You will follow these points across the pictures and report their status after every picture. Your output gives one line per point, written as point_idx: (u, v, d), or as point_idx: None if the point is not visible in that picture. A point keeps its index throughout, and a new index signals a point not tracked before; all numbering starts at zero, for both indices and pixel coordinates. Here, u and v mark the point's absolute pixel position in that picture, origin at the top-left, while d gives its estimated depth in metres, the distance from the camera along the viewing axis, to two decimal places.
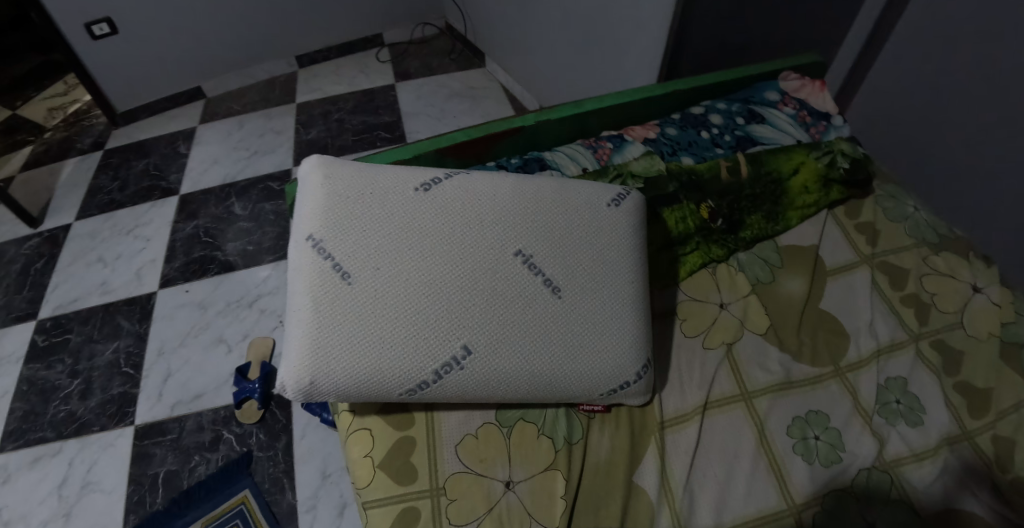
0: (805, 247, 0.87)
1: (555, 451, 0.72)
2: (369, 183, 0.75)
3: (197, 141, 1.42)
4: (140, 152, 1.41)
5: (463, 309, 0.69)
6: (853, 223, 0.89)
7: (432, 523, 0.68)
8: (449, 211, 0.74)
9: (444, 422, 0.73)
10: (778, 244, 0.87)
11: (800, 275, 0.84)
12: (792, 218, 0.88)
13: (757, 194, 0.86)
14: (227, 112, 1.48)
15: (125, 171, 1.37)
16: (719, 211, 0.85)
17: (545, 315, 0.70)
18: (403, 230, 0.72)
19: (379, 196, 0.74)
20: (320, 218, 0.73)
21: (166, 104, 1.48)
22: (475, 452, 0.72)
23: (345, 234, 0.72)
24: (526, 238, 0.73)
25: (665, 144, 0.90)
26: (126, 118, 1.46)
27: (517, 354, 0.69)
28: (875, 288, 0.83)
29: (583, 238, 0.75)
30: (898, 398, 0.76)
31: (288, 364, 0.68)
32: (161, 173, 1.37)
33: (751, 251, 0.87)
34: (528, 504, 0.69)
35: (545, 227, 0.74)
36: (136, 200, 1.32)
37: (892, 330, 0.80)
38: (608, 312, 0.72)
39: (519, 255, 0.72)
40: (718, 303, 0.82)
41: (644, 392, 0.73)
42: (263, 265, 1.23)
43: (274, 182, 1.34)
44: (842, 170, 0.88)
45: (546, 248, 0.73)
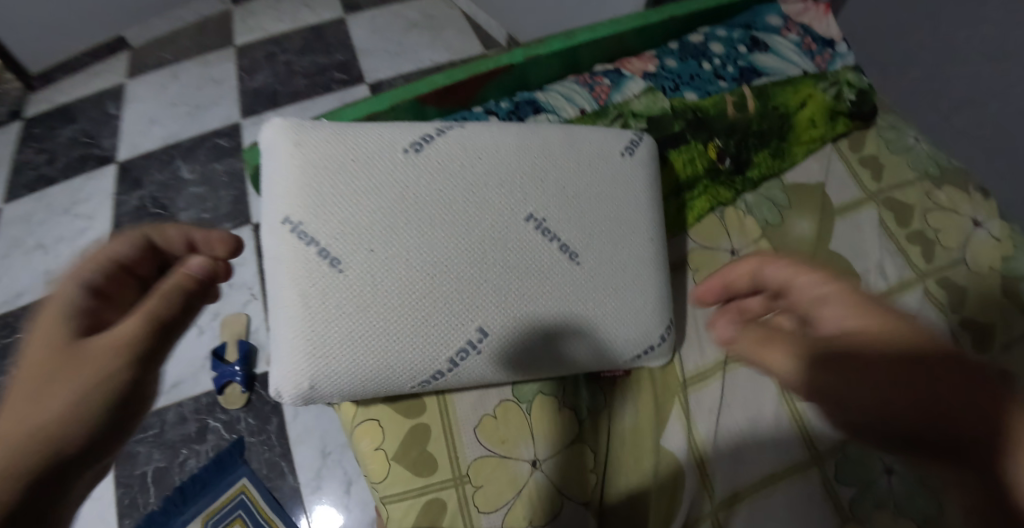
0: (812, 185, 0.83)
1: (579, 423, 0.69)
2: (350, 150, 0.66)
3: (130, 100, 1.25)
4: (64, 117, 1.23)
5: (475, 288, 0.63)
6: (855, 160, 0.85)
7: (459, 511, 0.66)
8: (447, 177, 0.66)
9: (458, 403, 0.69)
10: (784, 182, 0.83)
11: (809, 215, 0.81)
12: (798, 154, 0.84)
13: (764, 130, 0.81)
14: (157, 62, 1.30)
15: (50, 141, 1.21)
16: (727, 150, 0.80)
17: (562, 285, 0.65)
18: (398, 203, 0.64)
19: (363, 165, 0.65)
20: (298, 195, 0.64)
21: (88, 59, 1.29)
22: (495, 432, 0.68)
23: (330, 213, 0.63)
24: (535, 201, 0.67)
25: (666, 79, 0.84)
26: (44, 80, 1.26)
27: (539, 331, 0.64)
28: (882, 226, 0.81)
29: (596, 196, 0.69)
30: None
31: (284, 368, 0.61)
32: (93, 140, 1.21)
33: (757, 192, 0.82)
34: (558, 482, 0.66)
35: (554, 187, 0.68)
36: (68, 173, 1.17)
37: (900, 269, 0.79)
38: (627, 274, 0.68)
39: (531, 220, 0.66)
40: (729, 249, 0.79)
41: (666, 353, 0.70)
42: (223, 232, 1.12)
43: (223, 139, 1.21)
44: (848, 103, 0.84)
45: (559, 210, 0.67)
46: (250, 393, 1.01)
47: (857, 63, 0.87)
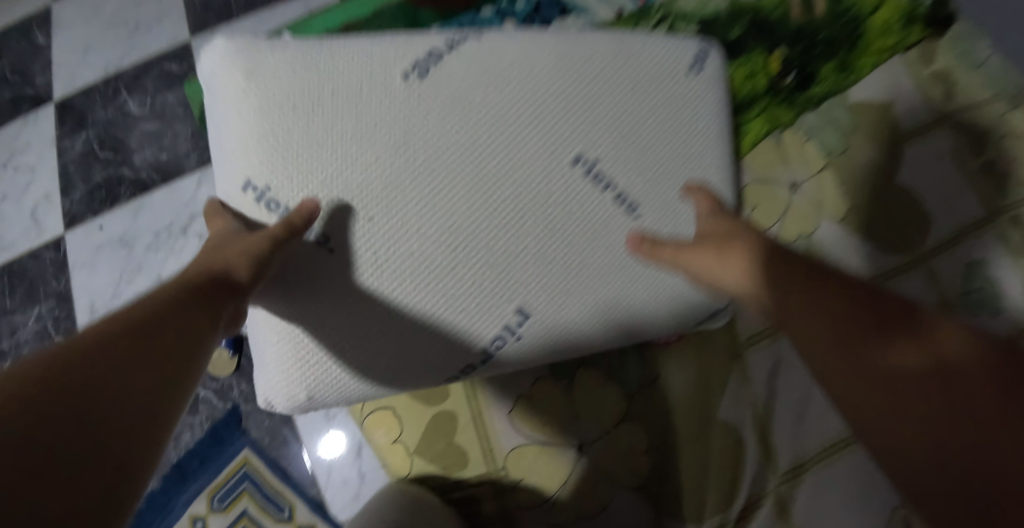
0: (878, 104, 0.68)
1: (626, 401, 0.62)
2: (331, 85, 0.51)
3: (58, 22, 1.06)
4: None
5: (512, 256, 0.52)
6: (921, 76, 0.68)
7: (500, 504, 0.62)
8: (464, 115, 0.53)
9: (486, 389, 0.64)
10: (847, 100, 0.69)
11: (877, 139, 0.67)
12: (867, 64, 0.69)
13: (833, 37, 0.69)
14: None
15: None
16: (791, 62, 0.69)
17: (615, 245, 0.54)
18: (404, 153, 0.51)
19: (352, 105, 0.51)
20: (270, 151, 0.50)
21: None
22: (529, 420, 0.63)
23: (317, 173, 0.50)
24: (580, 140, 0.54)
25: None
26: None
27: (589, 303, 0.54)
28: (954, 156, 0.66)
29: (651, 130, 0.56)
30: (977, 286, 0.64)
31: (268, 377, 0.50)
32: (24, 75, 1.03)
33: (819, 112, 0.69)
34: (606, 467, 0.60)
35: (598, 121, 0.55)
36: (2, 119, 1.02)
37: (971, 207, 0.65)
38: (692, 227, 0.56)
39: (578, 163, 0.54)
40: (788, 182, 0.68)
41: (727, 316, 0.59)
42: (186, 175, 0.97)
43: (173, 64, 1.02)
44: (927, 6, 0.69)
45: (610, 150, 0.55)
46: (238, 357, 0.91)
47: None
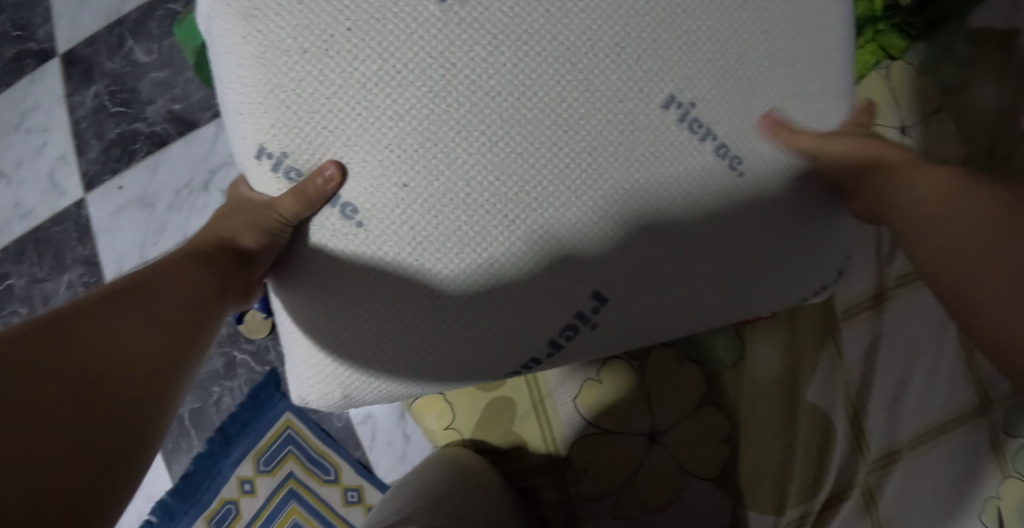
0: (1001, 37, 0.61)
1: (707, 381, 0.66)
2: (337, 9, 0.38)
3: None
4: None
5: (584, 233, 0.41)
6: None
7: (560, 489, 0.66)
8: (516, 46, 0.39)
9: (548, 376, 0.69)
10: (967, 30, 0.62)
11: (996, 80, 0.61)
12: None
13: None
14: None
15: None
16: None
17: (716, 216, 0.44)
18: (439, 103, 0.39)
19: (366, 37, 0.38)
20: (273, 108, 0.39)
21: None
22: (597, 402, 0.67)
23: (333, 134, 0.39)
24: (673, 77, 0.42)
25: None
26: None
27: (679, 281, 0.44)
28: None
29: (761, 64, 0.45)
30: None
31: (300, 375, 0.45)
32: (23, 24, 0.96)
33: (933, 43, 0.63)
34: (678, 451, 0.65)
35: (699, 50, 0.42)
36: (6, 74, 0.95)
37: None
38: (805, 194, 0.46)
39: (672, 108, 0.42)
40: (897, 128, 0.63)
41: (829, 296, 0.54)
42: (203, 127, 0.90)
43: (178, 3, 0.93)
44: None
45: (712, 89, 0.43)
46: (271, 318, 0.89)
47: None
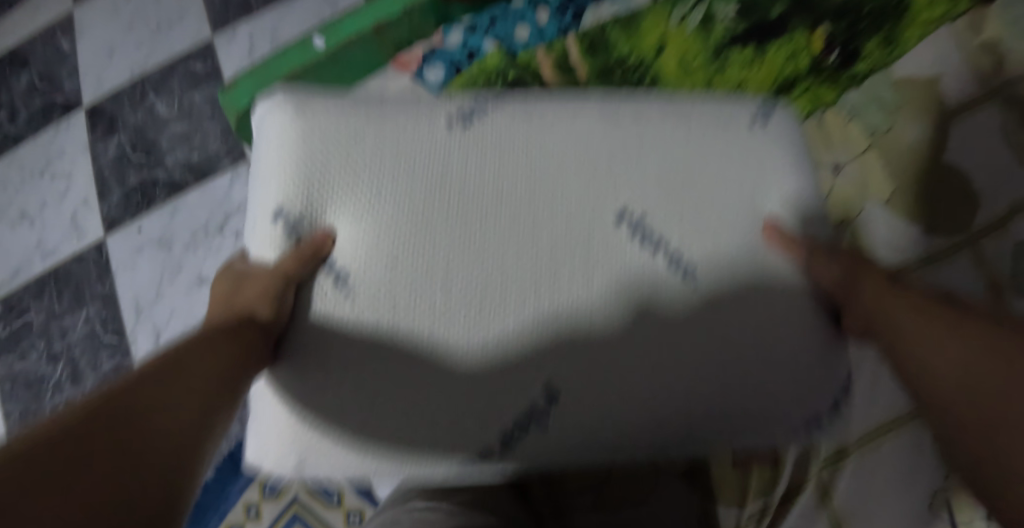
0: (923, 79, 0.66)
1: None
2: (368, 129, 0.47)
3: (81, 27, 1.08)
4: (15, 60, 1.08)
5: (543, 320, 0.43)
6: (976, 42, 0.67)
7: None
8: (507, 161, 0.48)
9: None
10: (892, 76, 0.67)
11: (923, 117, 0.65)
12: (913, 35, 0.67)
13: (880, 8, 0.67)
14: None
15: (5, 90, 1.06)
16: (835, 38, 0.67)
17: (674, 315, 0.44)
18: (431, 189, 0.46)
19: (386, 149, 0.47)
20: (294, 181, 0.46)
21: None
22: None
23: (337, 209, 0.46)
24: (630, 190, 0.47)
25: None
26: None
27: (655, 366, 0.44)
28: (1005, 133, 0.64)
29: (718, 184, 0.48)
30: None
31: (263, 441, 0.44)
32: (53, 83, 1.05)
33: (860, 88, 0.68)
34: None
35: (657, 167, 0.48)
36: (36, 126, 1.04)
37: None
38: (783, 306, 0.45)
39: (621, 218, 0.46)
40: (830, 165, 0.67)
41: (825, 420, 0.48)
42: (219, 175, 0.98)
43: (197, 63, 1.03)
44: None
45: (661, 202, 0.47)
46: None
47: None
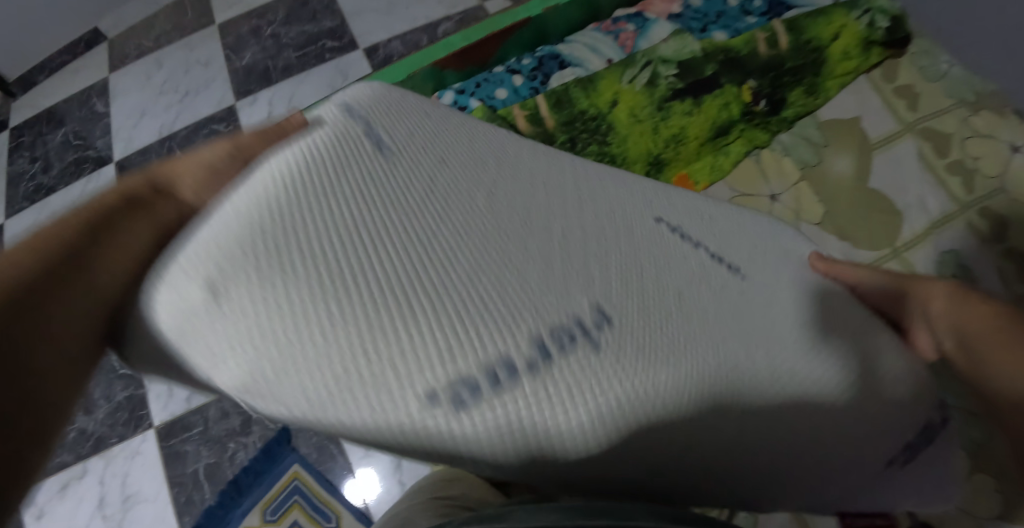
0: (847, 121, 0.79)
1: None
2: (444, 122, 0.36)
3: (115, 94, 1.22)
4: (52, 122, 1.21)
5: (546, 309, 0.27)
6: (894, 85, 0.81)
7: None
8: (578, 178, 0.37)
9: None
10: (819, 119, 0.80)
11: (847, 152, 0.78)
12: (832, 88, 0.80)
13: (799, 66, 0.78)
14: (139, 51, 1.26)
15: (43, 148, 1.19)
16: (761, 91, 0.77)
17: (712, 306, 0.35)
18: (467, 163, 0.32)
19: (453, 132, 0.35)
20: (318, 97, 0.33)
21: (66, 57, 1.26)
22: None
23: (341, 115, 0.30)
24: (662, 206, 0.41)
25: (693, 19, 0.80)
26: (23, 86, 1.25)
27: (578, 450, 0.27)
28: (921, 160, 0.77)
29: (732, 227, 0.46)
30: (954, 272, 0.72)
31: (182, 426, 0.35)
32: (86, 141, 1.18)
33: (793, 131, 0.79)
34: None
35: (691, 208, 0.44)
36: (67, 179, 1.14)
37: (941, 201, 0.75)
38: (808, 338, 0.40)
39: (660, 222, 0.39)
40: (768, 194, 0.78)
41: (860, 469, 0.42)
42: None
43: (219, 124, 1.15)
44: (883, 30, 0.79)
45: (699, 227, 0.42)
46: None
47: None
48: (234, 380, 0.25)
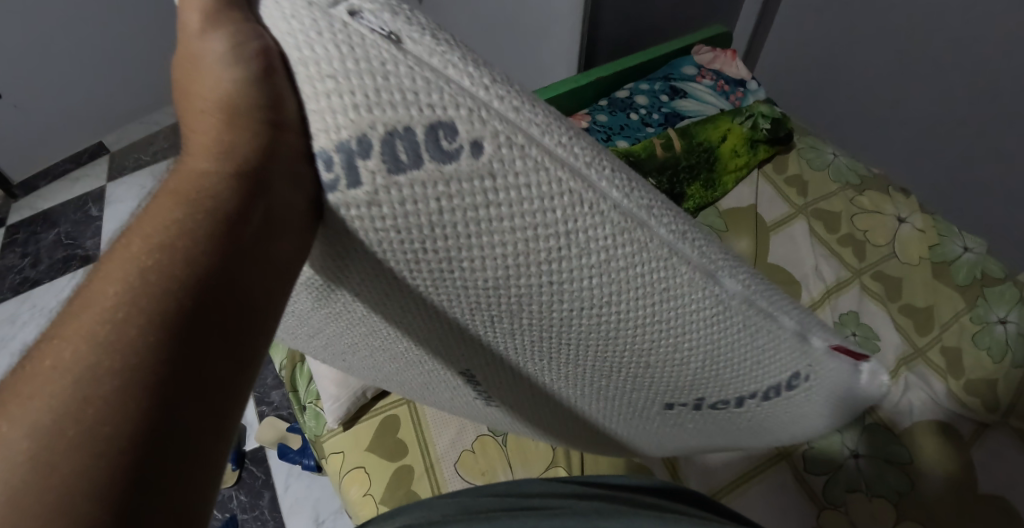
0: (743, 208, 0.91)
1: (552, 450, 0.77)
2: None
3: (109, 201, 1.41)
4: (47, 223, 1.38)
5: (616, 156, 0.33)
6: (788, 174, 0.95)
7: None
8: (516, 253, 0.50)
9: (437, 442, 0.80)
10: (720, 209, 0.92)
11: (744, 234, 0.89)
12: (728, 182, 0.92)
13: (693, 164, 0.90)
14: (136, 164, 1.47)
15: (34, 245, 1.34)
16: (661, 188, 0.88)
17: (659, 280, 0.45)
18: None
19: None
20: None
21: (69, 166, 1.47)
22: (475, 465, 0.78)
23: None
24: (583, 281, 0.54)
25: (599, 132, 0.92)
26: (24, 188, 1.44)
27: (641, 193, 0.30)
28: (813, 234, 0.89)
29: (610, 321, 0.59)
30: (853, 330, 0.81)
31: (425, 345, 0.40)
32: (76, 242, 1.34)
33: (696, 221, 0.90)
34: None
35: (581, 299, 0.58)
36: (55, 273, 1.29)
37: (835, 269, 0.86)
38: (802, 412, 0.47)
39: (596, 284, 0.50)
40: None
41: (770, 436, 0.57)
42: None
43: None
44: (765, 130, 0.93)
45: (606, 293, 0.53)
46: (240, 470, 1.01)
47: (767, 97, 0.98)
48: (371, 32, 0.25)
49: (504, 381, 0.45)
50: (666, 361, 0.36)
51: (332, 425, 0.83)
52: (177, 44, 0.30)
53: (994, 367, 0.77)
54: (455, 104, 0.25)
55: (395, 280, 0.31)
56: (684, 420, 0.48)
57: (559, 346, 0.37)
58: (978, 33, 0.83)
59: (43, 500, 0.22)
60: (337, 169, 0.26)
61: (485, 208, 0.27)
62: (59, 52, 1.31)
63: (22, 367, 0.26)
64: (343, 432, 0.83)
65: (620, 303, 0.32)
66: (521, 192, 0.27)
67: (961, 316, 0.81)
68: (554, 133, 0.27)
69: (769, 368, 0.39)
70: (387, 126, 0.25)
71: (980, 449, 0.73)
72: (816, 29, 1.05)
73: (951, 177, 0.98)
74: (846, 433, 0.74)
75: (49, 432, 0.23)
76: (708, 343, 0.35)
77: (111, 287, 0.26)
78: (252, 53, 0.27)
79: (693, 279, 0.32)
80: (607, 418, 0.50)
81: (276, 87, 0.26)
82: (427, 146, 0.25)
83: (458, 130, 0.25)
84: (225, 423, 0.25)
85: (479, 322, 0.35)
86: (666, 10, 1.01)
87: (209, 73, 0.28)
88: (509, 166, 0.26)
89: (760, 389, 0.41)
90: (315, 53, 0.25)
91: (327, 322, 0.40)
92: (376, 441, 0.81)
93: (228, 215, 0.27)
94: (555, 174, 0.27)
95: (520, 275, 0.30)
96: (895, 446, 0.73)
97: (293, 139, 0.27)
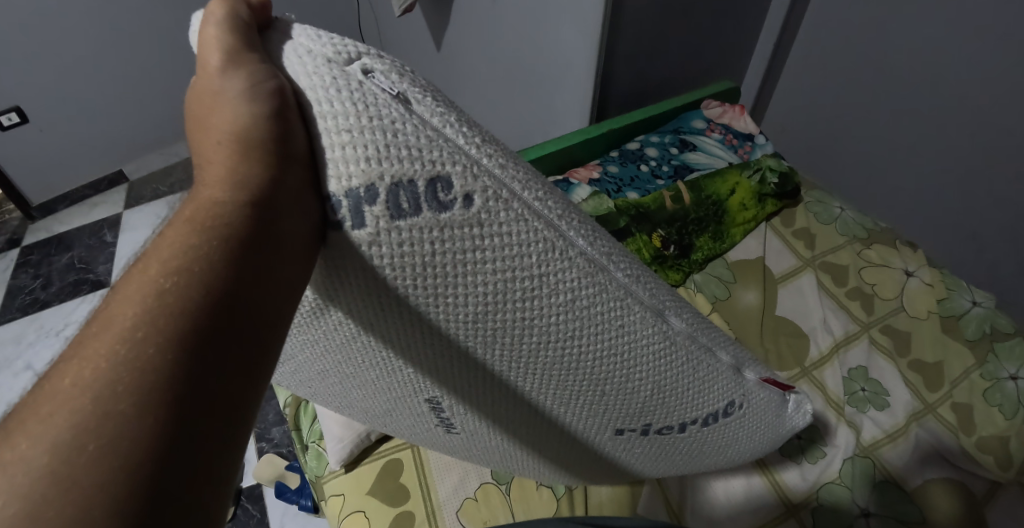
0: (752, 260, 0.92)
1: (556, 500, 0.75)
2: None
3: (124, 228, 1.43)
4: (61, 246, 1.40)
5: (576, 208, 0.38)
6: (794, 227, 0.96)
7: None
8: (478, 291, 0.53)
9: (439, 489, 0.78)
10: (728, 261, 0.92)
11: (753, 287, 0.89)
12: (736, 234, 0.93)
13: (702, 216, 0.91)
14: (153, 194, 1.50)
15: (46, 267, 1.36)
16: (670, 238, 0.89)
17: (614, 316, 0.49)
18: None
19: None
20: None
21: (87, 192, 1.50)
22: (477, 514, 0.76)
23: None
24: None
25: (610, 183, 0.94)
26: (42, 210, 1.47)
27: (604, 242, 0.35)
28: (822, 288, 0.89)
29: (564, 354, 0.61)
30: (863, 386, 0.80)
31: (399, 382, 0.41)
32: (88, 266, 1.35)
33: (705, 272, 0.91)
34: None
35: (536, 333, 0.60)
36: (63, 296, 1.30)
37: (844, 323, 0.86)
38: (733, 434, 0.53)
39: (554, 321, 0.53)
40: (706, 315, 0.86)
41: (714, 462, 0.60)
42: None
43: None
44: (773, 185, 0.95)
45: None
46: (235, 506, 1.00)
47: (775, 151, 1.01)
48: (382, 92, 0.29)
49: (465, 418, 0.46)
50: (622, 389, 0.40)
51: (334, 466, 0.81)
52: (191, 84, 0.32)
53: (1006, 424, 0.76)
54: (452, 156, 0.29)
55: (373, 319, 0.33)
56: (636, 447, 0.51)
57: (530, 384, 0.40)
58: (978, 94, 0.87)
59: (61, 509, 0.22)
60: (344, 212, 0.29)
61: (469, 252, 0.31)
62: (90, 81, 1.37)
63: (41, 385, 0.25)
64: (345, 473, 0.81)
65: (585, 338, 0.36)
66: (501, 239, 0.31)
67: (972, 373, 0.80)
68: (531, 187, 0.32)
69: (705, 392, 0.44)
70: (393, 178, 0.29)
71: (994, 510, 0.71)
72: (823, 87, 1.09)
73: (956, 234, 0.99)
74: (857, 490, 0.72)
75: (68, 447, 0.23)
76: (657, 369, 0.40)
77: (129, 309, 0.26)
78: (266, 93, 0.29)
79: (644, 314, 0.37)
80: (565, 451, 0.52)
81: (287, 123, 0.29)
82: (426, 196, 0.29)
83: (452, 184, 0.29)
84: (234, 447, 0.25)
85: (456, 360, 0.37)
86: (677, 64, 1.05)
87: (225, 110, 0.30)
88: (493, 215, 0.31)
89: (704, 412, 0.46)
90: (334, 107, 0.29)
91: (298, 348, 0.39)
92: (378, 485, 0.79)
93: (242, 241, 0.27)
94: (532, 225, 0.32)
95: (499, 312, 0.33)
96: (908, 505, 0.71)
97: (300, 172, 0.29)
